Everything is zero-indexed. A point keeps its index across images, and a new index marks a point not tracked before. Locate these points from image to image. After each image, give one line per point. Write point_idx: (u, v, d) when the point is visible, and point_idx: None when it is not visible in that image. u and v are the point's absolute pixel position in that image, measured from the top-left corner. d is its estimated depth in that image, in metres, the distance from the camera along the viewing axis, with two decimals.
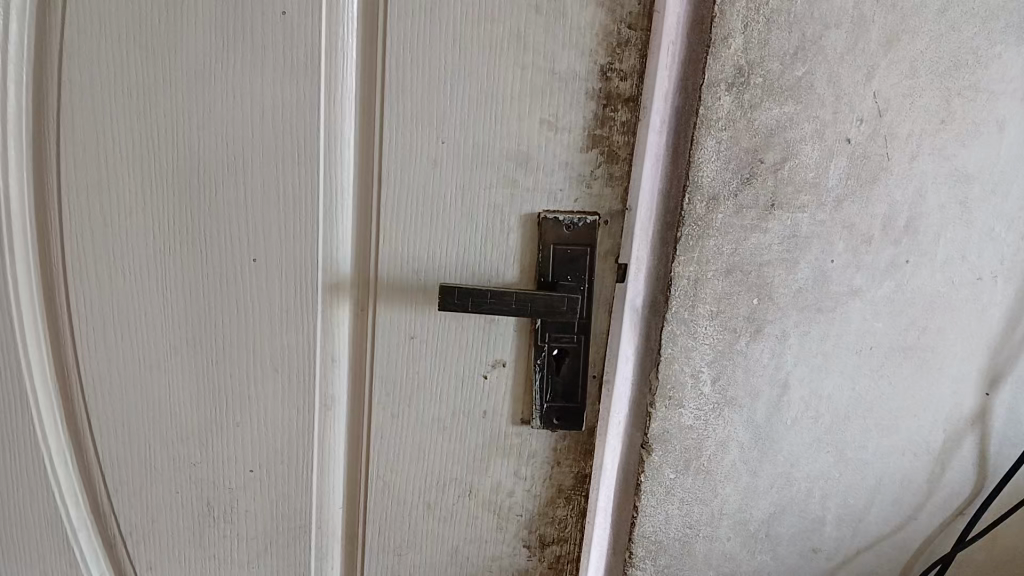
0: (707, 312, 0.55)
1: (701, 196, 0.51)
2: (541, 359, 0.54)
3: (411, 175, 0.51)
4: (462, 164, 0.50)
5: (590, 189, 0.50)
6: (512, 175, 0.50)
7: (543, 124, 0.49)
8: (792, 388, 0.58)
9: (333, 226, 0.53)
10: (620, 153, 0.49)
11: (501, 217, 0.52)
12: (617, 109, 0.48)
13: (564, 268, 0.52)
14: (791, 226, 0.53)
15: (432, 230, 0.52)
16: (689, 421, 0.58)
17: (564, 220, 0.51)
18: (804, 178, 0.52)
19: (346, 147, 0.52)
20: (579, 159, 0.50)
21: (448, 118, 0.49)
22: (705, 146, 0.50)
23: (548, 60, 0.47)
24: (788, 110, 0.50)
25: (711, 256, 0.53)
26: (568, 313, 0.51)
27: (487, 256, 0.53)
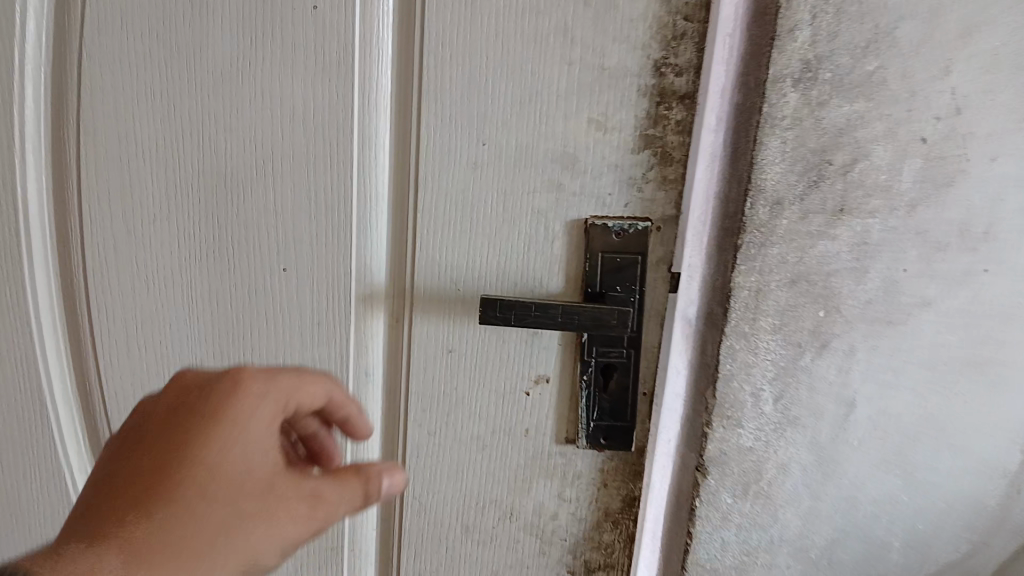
0: (770, 326, 0.49)
1: (765, 200, 0.46)
2: (588, 375, 0.51)
3: (450, 180, 0.48)
4: (506, 166, 0.47)
5: (642, 193, 0.47)
6: (558, 178, 0.47)
7: (591, 124, 0.46)
8: (859, 407, 0.52)
9: (367, 234, 0.50)
10: (674, 155, 0.46)
11: (546, 224, 0.48)
12: (672, 107, 0.45)
13: (612, 278, 0.49)
14: (861, 232, 0.48)
15: (473, 238, 0.49)
16: (748, 442, 0.51)
17: (613, 227, 0.48)
18: (875, 181, 0.47)
19: (381, 151, 0.49)
20: (629, 162, 0.47)
21: (491, 118, 0.46)
22: (769, 146, 0.45)
23: (598, 55, 0.44)
24: (858, 108, 0.45)
25: (774, 266, 0.47)
26: (618, 327, 0.47)
27: (531, 265, 0.50)
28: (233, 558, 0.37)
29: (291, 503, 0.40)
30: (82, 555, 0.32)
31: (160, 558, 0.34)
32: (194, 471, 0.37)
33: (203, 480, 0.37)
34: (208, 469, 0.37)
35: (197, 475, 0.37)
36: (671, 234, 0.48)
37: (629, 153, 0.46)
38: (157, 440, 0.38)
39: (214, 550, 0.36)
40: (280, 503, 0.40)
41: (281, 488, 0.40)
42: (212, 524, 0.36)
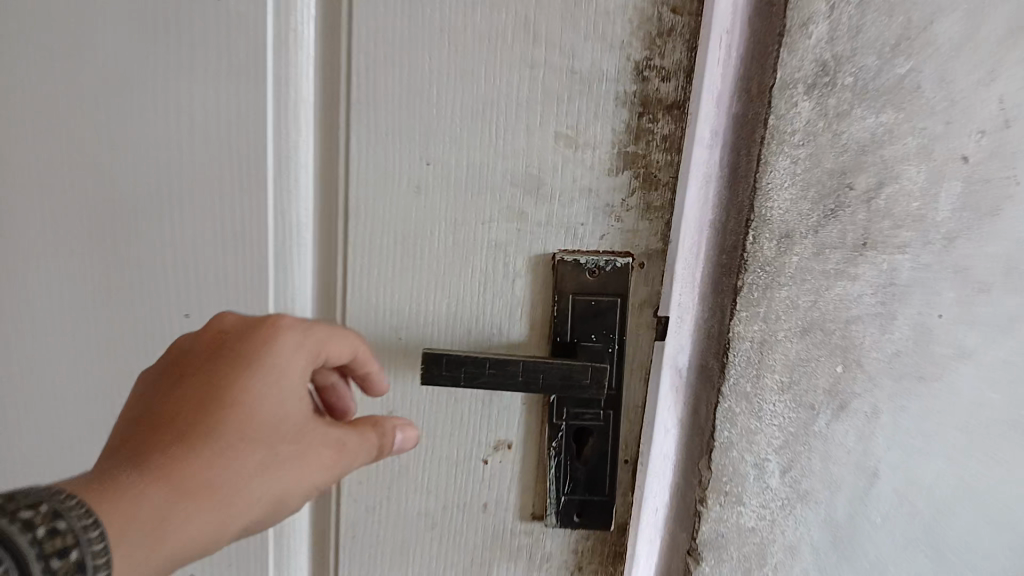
0: (776, 384, 0.40)
1: (771, 231, 0.38)
2: (558, 440, 0.43)
3: (387, 207, 0.39)
4: (457, 190, 0.39)
5: (621, 224, 0.39)
6: (519, 205, 0.39)
7: (559, 139, 0.37)
8: (883, 478, 0.43)
9: (292, 273, 0.41)
10: (659, 178, 0.38)
11: (504, 261, 0.40)
12: (657, 118, 0.36)
13: (585, 325, 0.40)
14: (888, 270, 0.39)
15: (416, 278, 0.40)
16: (750, 521, 0.43)
17: (585, 263, 0.39)
18: (906, 209, 0.38)
19: (303, 173, 0.40)
20: (605, 186, 0.38)
21: (436, 133, 0.38)
22: (776, 166, 0.37)
23: (567, 54, 0.36)
24: (886, 119, 0.37)
25: (782, 312, 0.39)
26: (590, 387, 0.38)
27: (489, 310, 0.41)
28: (268, 499, 0.32)
29: (325, 454, 0.34)
30: (127, 483, 0.27)
31: (200, 499, 0.29)
32: (235, 403, 0.32)
33: (243, 423, 0.31)
34: (253, 408, 0.32)
35: (234, 418, 0.31)
36: (656, 273, 0.39)
37: (605, 175, 0.38)
38: (200, 367, 0.33)
39: (252, 490, 0.31)
40: (307, 452, 0.34)
41: (312, 439, 0.34)
42: (252, 463, 0.31)
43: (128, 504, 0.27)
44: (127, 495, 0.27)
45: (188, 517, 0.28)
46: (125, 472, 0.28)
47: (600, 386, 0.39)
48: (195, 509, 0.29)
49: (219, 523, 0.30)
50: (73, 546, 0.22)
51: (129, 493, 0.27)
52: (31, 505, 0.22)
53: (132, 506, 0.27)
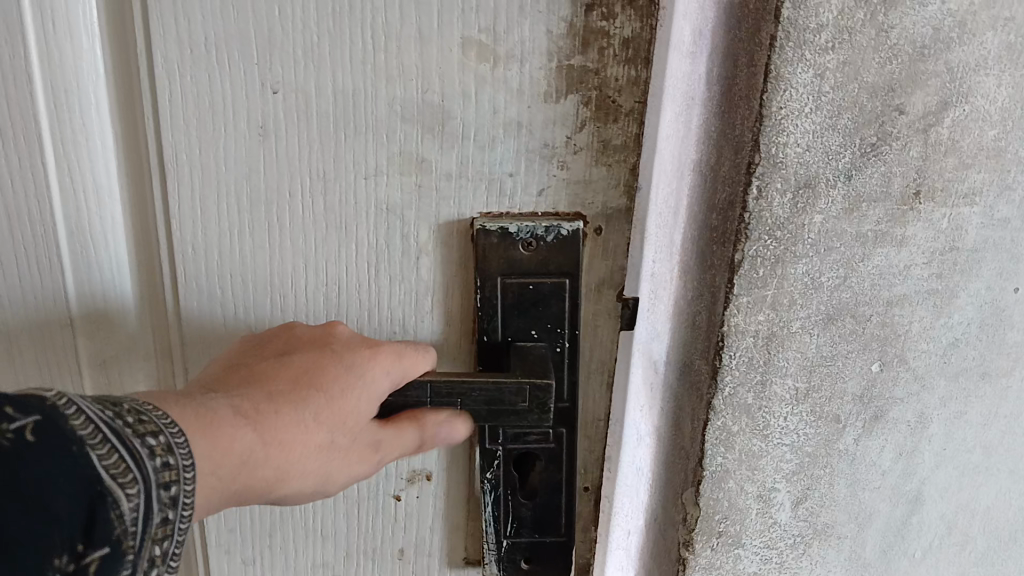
0: (788, 392, 0.28)
1: (784, 179, 0.25)
2: (491, 473, 0.30)
3: (218, 160, 0.25)
4: (325, 130, 0.24)
5: (567, 174, 0.25)
6: (418, 150, 0.25)
7: (469, 48, 0.23)
8: (928, 504, 0.32)
9: (105, 274, 0.26)
10: (620, 105, 0.24)
11: (402, 241, 0.26)
12: (614, 10, 0.23)
13: (522, 320, 0.27)
14: (948, 230, 0.27)
15: (274, 263, 0.26)
16: (750, 567, 0.31)
17: (517, 229, 0.26)
18: (977, 140, 0.26)
19: (94, 110, 0.24)
20: (541, 121, 0.24)
21: (281, 44, 0.23)
22: (791, 82, 0.24)
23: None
24: (955, 6, 0.24)
25: (800, 294, 0.27)
26: (525, 416, 0.26)
27: (386, 301, 0.27)
28: (314, 482, 0.24)
29: (363, 454, 0.25)
30: (223, 419, 0.21)
31: (267, 453, 0.22)
32: (335, 388, 0.24)
33: (321, 399, 0.23)
34: (349, 404, 0.24)
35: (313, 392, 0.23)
36: (619, 242, 0.26)
37: (542, 103, 0.24)
38: (308, 336, 0.25)
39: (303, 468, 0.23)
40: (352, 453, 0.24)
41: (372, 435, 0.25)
42: (312, 448, 0.23)
43: (211, 446, 0.20)
44: (220, 437, 0.20)
45: (249, 470, 0.21)
46: (210, 399, 0.21)
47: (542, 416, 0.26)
48: (258, 463, 0.21)
49: (262, 488, 0.22)
50: (178, 483, 0.17)
51: (218, 436, 0.20)
52: (152, 428, 0.17)
53: (216, 457, 0.20)
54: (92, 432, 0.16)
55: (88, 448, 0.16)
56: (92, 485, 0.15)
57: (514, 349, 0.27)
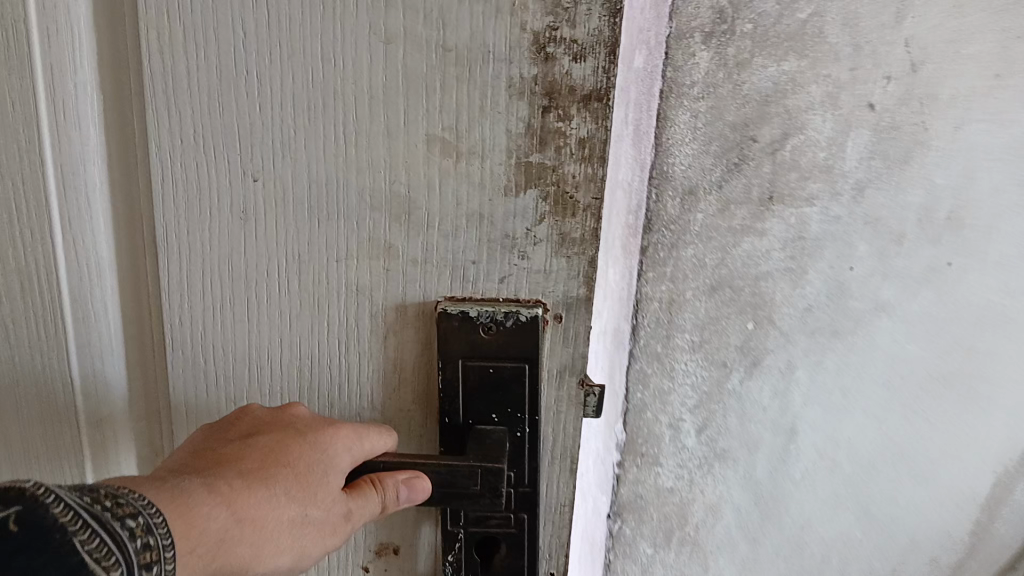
0: (688, 344, 0.39)
1: (674, 188, 0.37)
2: (454, 557, 0.36)
3: (213, 243, 0.31)
4: (307, 214, 0.30)
5: (528, 262, 0.31)
6: (385, 237, 0.30)
7: (433, 142, 0.29)
8: (801, 434, 0.42)
9: (98, 341, 0.33)
10: (576, 200, 0.30)
11: (373, 310, 0.32)
12: (569, 113, 0.28)
13: (484, 405, 0.33)
14: (796, 223, 0.38)
15: (253, 341, 0.33)
16: (668, 483, 0.42)
17: (480, 322, 0.31)
18: (812, 160, 0.37)
19: (89, 193, 0.31)
20: (502, 212, 0.30)
21: (264, 139, 0.29)
22: (676, 122, 0.36)
23: (436, 25, 0.27)
24: (788, 67, 0.35)
25: (690, 270, 0.38)
26: (482, 495, 0.31)
27: (355, 381, 0.33)
28: (289, 560, 0.29)
29: (332, 529, 0.30)
30: (195, 500, 0.26)
31: (240, 531, 0.27)
32: (300, 465, 0.29)
33: (289, 482, 0.29)
34: (315, 474, 0.30)
35: (280, 475, 0.29)
36: None
37: (501, 194, 0.29)
38: (271, 418, 0.31)
39: (276, 545, 0.28)
40: (318, 529, 0.29)
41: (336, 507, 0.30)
42: (284, 523, 0.28)
43: (184, 531, 0.24)
44: (194, 519, 0.25)
45: (228, 547, 0.26)
46: (183, 485, 0.26)
47: (495, 495, 0.31)
48: (234, 540, 0.26)
49: (242, 562, 0.27)
50: (156, 563, 0.23)
51: (190, 519, 0.25)
52: (128, 511, 0.23)
53: (192, 538, 0.25)
54: (74, 519, 0.21)
55: (69, 533, 0.21)
56: (75, 564, 0.21)
57: (474, 432, 0.33)
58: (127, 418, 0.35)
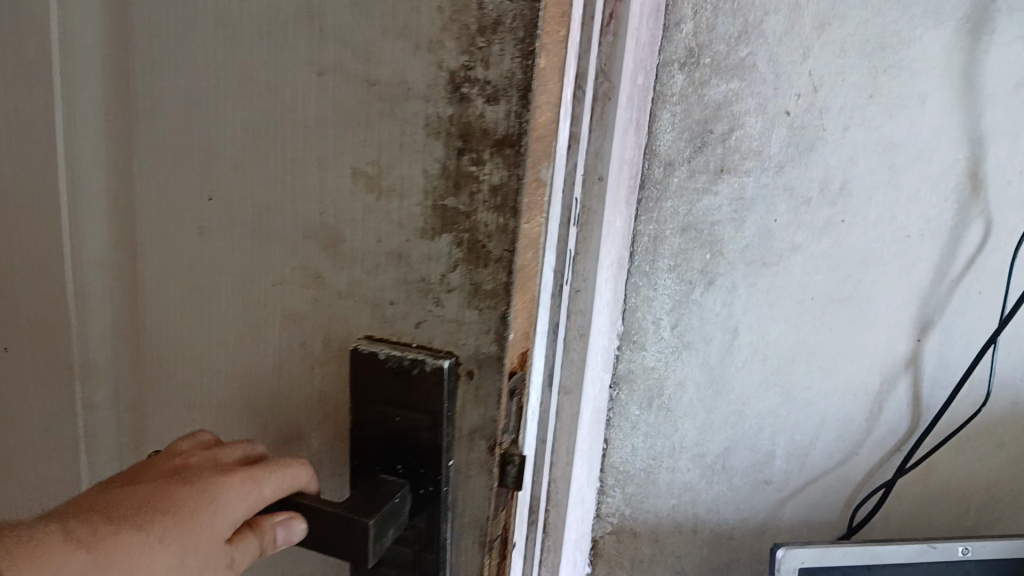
0: (666, 266, 0.60)
1: (659, 161, 0.58)
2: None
3: (195, 246, 0.35)
4: (242, 236, 0.34)
5: (442, 310, 0.32)
6: (313, 265, 0.33)
7: (358, 178, 0.31)
8: (742, 333, 0.62)
9: (84, 316, 0.40)
10: (490, 250, 0.30)
11: (295, 320, 0.34)
12: (483, 159, 0.29)
13: (387, 454, 0.34)
14: (738, 189, 0.58)
15: (201, 342, 0.37)
16: (651, 361, 0.62)
17: (392, 367, 0.32)
18: (748, 146, 0.57)
19: (85, 203, 0.38)
20: (417, 254, 0.31)
21: (217, 161, 0.33)
22: (663, 118, 0.57)
23: (360, 58, 0.29)
24: (733, 86, 0.56)
25: (667, 216, 0.59)
26: (348, 549, 0.30)
27: (288, 399, 0.36)
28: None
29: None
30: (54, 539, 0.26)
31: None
32: (183, 509, 0.29)
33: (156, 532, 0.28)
34: (199, 522, 0.29)
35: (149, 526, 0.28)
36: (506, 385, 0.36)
37: (416, 237, 0.31)
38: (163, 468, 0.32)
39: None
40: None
41: (210, 557, 0.29)
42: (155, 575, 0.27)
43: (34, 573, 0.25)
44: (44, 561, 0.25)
45: None
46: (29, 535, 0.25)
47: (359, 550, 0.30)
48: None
49: None
50: None
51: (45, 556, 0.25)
52: None
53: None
54: None
55: None
56: None
57: (377, 475, 0.33)
58: (111, 410, 0.42)
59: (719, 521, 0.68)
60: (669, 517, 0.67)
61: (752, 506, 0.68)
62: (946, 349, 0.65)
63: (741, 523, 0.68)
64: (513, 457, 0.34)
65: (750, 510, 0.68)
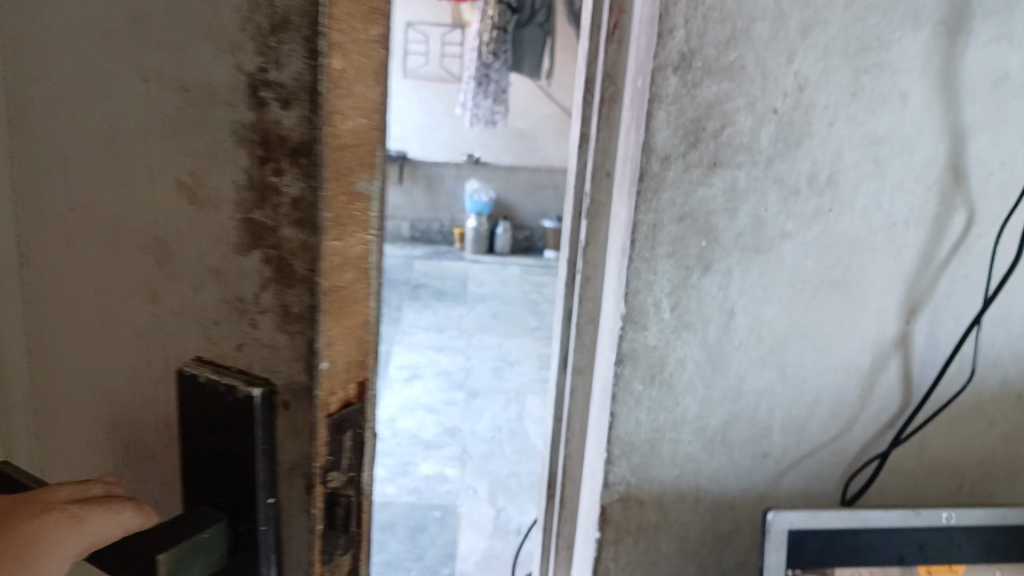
0: (665, 252, 0.65)
1: (657, 155, 0.62)
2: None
3: (54, 268, 0.34)
4: (95, 250, 0.33)
5: (258, 333, 0.30)
6: (153, 280, 0.32)
7: (180, 190, 0.30)
8: (738, 314, 0.67)
9: None
10: (294, 268, 0.29)
11: (144, 334, 0.33)
12: (283, 168, 0.28)
13: (212, 485, 0.31)
14: (730, 180, 0.64)
15: (63, 364, 0.35)
16: (653, 341, 0.67)
17: (211, 392, 0.31)
18: (740, 141, 0.63)
19: None
20: (235, 272, 0.30)
21: (62, 170, 0.32)
22: (658, 117, 0.61)
23: (175, 67, 0.28)
24: (724, 87, 0.61)
25: (665, 206, 0.64)
26: None
27: (140, 412, 0.34)
28: None
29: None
30: None
31: None
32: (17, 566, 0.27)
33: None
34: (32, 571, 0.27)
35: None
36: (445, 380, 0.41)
37: (232, 253, 0.30)
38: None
39: None
40: None
41: None
42: None
43: None
44: None
45: None
46: None
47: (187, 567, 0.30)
48: None
49: None
50: None
51: None
52: None
53: None
54: None
55: None
56: None
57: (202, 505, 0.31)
58: None
59: (720, 491, 0.73)
60: (673, 487, 0.72)
61: (752, 477, 0.73)
62: (934, 329, 0.69)
63: (742, 493, 0.73)
64: (343, 497, 0.31)
65: (750, 481, 0.73)
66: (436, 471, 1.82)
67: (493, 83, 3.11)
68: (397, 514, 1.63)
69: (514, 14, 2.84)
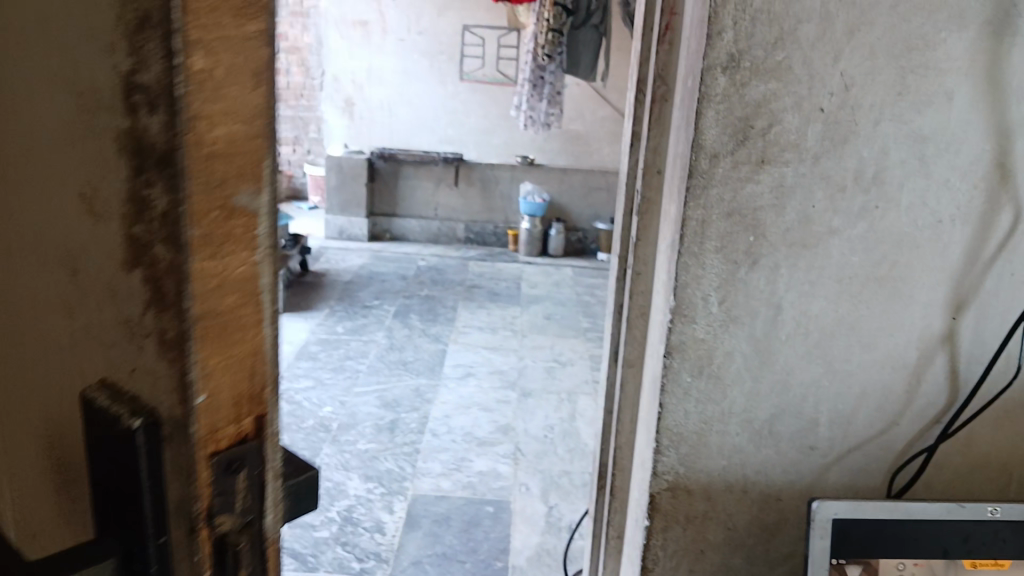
0: (713, 248, 0.67)
1: (705, 153, 0.64)
2: None
3: None
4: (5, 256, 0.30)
5: (139, 361, 0.27)
6: (53, 295, 0.28)
7: (69, 197, 0.26)
8: (785, 309, 0.69)
9: None
10: (166, 291, 0.25)
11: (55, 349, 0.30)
12: (152, 179, 0.24)
13: (106, 525, 0.29)
14: (777, 177, 0.65)
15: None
16: (702, 333, 0.69)
17: (96, 421, 0.28)
18: (787, 140, 0.64)
19: None
20: (114, 291, 0.26)
21: None
22: (707, 116, 0.63)
23: (56, 55, 0.25)
24: (771, 87, 0.63)
25: (714, 202, 0.66)
26: None
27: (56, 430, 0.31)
28: None
29: None
30: None
31: None
32: None
33: None
34: None
35: None
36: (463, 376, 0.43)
37: (111, 267, 0.26)
38: None
39: None
40: None
41: None
42: None
43: None
44: None
45: None
46: None
47: None
48: None
49: None
50: None
51: None
52: None
53: None
54: None
55: None
56: None
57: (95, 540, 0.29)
58: None
59: (767, 482, 0.74)
60: (720, 478, 0.74)
61: (798, 470, 0.74)
62: (981, 326, 0.70)
63: (789, 485, 0.74)
64: (232, 546, 0.29)
65: (796, 473, 0.74)
66: (489, 467, 1.85)
67: (548, 86, 3.13)
68: (451, 509, 1.67)
69: (570, 18, 2.86)
